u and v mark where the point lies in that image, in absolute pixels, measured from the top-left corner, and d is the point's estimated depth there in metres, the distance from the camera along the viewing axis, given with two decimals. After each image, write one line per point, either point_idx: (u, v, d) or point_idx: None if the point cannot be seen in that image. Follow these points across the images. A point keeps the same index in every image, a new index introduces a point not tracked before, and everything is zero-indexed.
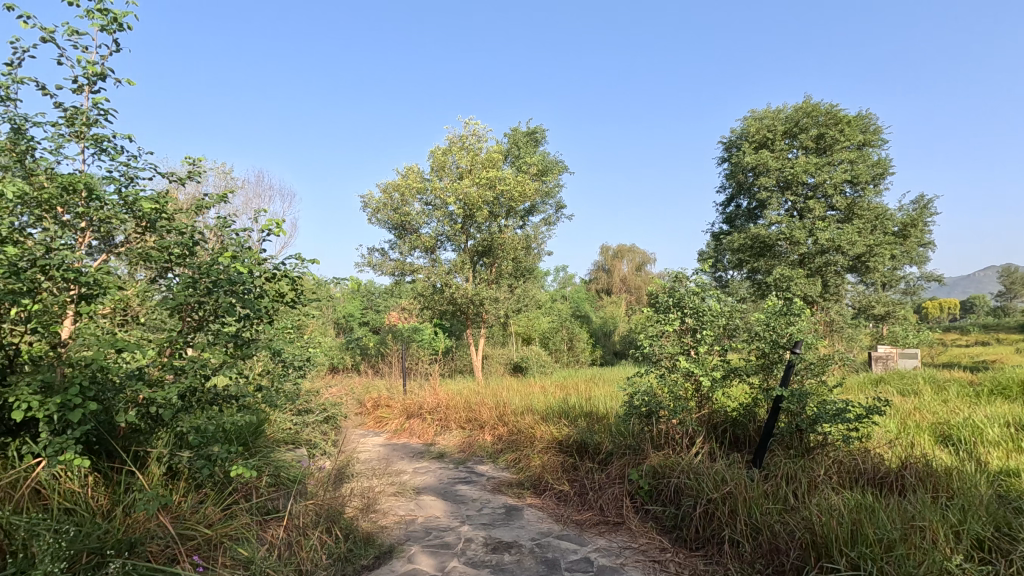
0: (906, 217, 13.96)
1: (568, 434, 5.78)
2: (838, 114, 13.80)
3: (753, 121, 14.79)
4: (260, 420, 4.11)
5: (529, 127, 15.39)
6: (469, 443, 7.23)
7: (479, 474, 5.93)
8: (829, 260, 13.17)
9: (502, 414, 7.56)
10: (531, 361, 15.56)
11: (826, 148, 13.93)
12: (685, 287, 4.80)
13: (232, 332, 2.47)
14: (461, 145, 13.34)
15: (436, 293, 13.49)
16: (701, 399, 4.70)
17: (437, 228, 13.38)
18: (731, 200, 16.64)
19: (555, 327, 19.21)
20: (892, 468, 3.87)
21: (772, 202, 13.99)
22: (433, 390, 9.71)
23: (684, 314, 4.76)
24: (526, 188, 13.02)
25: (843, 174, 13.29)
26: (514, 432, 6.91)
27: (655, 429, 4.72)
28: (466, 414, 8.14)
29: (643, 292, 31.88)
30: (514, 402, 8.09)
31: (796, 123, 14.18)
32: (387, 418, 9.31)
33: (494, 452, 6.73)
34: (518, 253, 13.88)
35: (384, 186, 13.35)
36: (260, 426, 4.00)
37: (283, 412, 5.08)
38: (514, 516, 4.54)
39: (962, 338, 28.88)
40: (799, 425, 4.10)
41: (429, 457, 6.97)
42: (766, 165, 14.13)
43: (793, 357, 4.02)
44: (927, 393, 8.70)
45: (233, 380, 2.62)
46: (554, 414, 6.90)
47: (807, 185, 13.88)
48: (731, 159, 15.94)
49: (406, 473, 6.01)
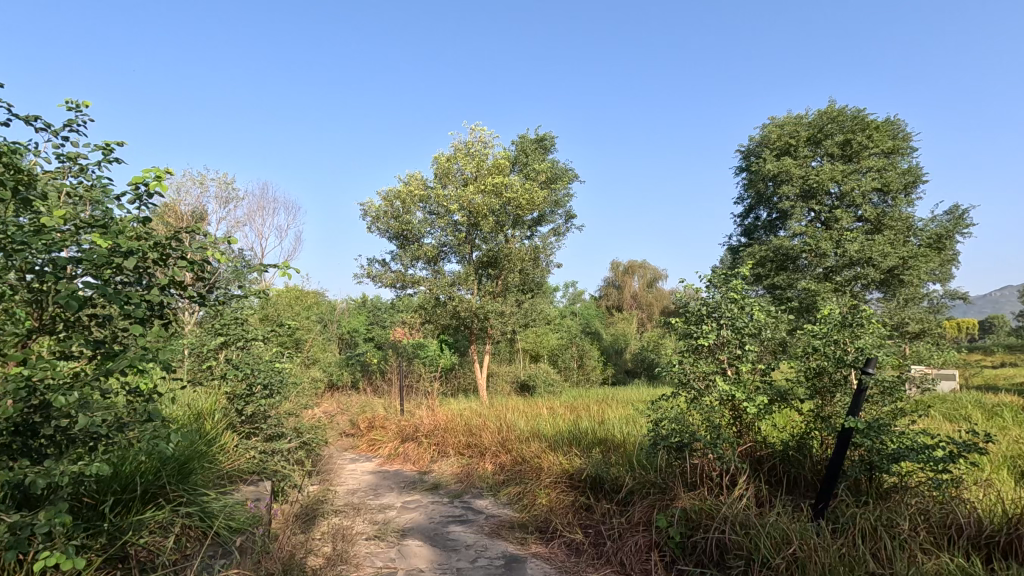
0: (940, 228, 13.06)
1: (581, 467, 4.96)
2: (865, 120, 13.07)
3: (774, 128, 14.06)
4: (199, 449, 3.34)
5: (538, 134, 14.74)
6: (467, 473, 6.41)
7: (477, 512, 5.10)
8: (858, 273, 12.26)
9: (505, 439, 6.74)
10: (539, 380, 14.72)
11: (852, 155, 13.15)
12: (721, 293, 4.03)
13: (94, 344, 1.76)
14: (467, 152, 12.69)
15: (438, 306, 12.75)
16: (742, 429, 3.89)
17: (440, 238, 12.71)
18: (750, 211, 15.83)
19: (564, 344, 18.37)
20: (1006, 522, 2.97)
21: (794, 212, 13.17)
22: (431, 411, 8.91)
23: (720, 326, 3.98)
24: (534, 196, 12.33)
25: (873, 182, 12.49)
26: (518, 461, 6.08)
27: (687, 465, 3.88)
28: (466, 439, 7.31)
29: (654, 308, 31.02)
30: (518, 425, 7.26)
31: (820, 129, 13.43)
32: (380, 441, 8.51)
33: (495, 484, 5.89)
34: (525, 264, 13.16)
35: (386, 194, 12.71)
36: (202, 455, 3.28)
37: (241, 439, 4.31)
38: (515, 570, 3.72)
39: (988, 359, 27.60)
40: (873, 464, 3.26)
41: (421, 488, 6.14)
42: (789, 172, 13.33)
43: (865, 379, 3.18)
44: (982, 420, 7.76)
45: (108, 404, 1.91)
46: (563, 441, 6.07)
47: (832, 195, 13.08)
48: (749, 168, 15.19)
49: (392, 510, 5.19)
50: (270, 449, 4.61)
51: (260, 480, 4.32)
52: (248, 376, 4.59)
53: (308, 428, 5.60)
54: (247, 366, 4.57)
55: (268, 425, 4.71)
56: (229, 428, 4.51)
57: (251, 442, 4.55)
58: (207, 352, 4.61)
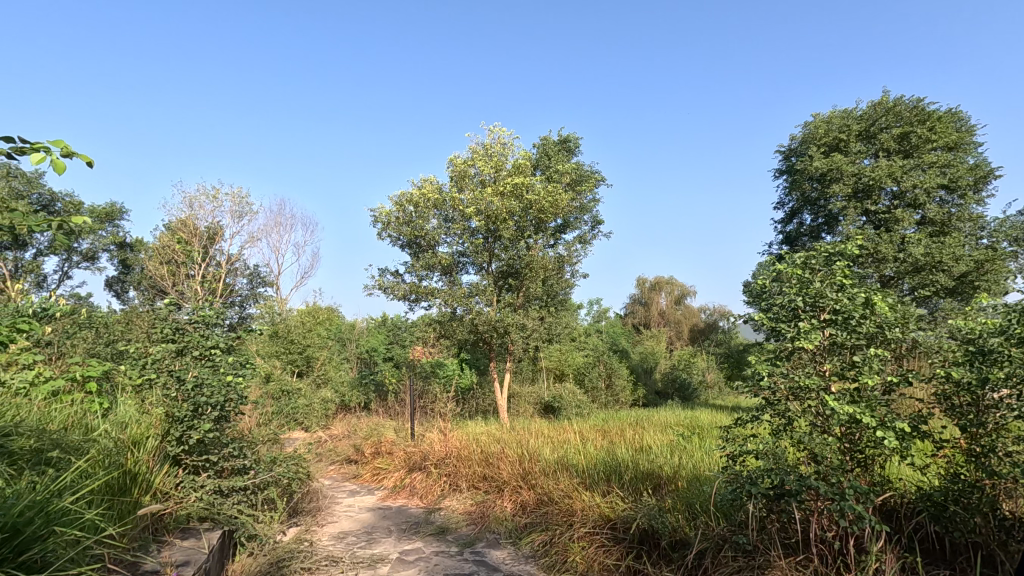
0: (1017, 228, 11.57)
1: (628, 514, 3.82)
2: (925, 110, 11.74)
3: (821, 123, 12.79)
4: (77, 515, 2.22)
5: (561, 135, 13.79)
6: (482, 514, 5.30)
7: (492, 568, 3.99)
8: (927, 279, 10.82)
9: (528, 471, 5.61)
10: (565, 401, 13.49)
11: (911, 150, 11.81)
12: (823, 280, 2.96)
13: None
14: (485, 154, 11.76)
15: (454, 320, 11.75)
16: (867, 471, 2.76)
17: (456, 246, 11.76)
18: (793, 215, 14.53)
19: (591, 362, 17.13)
20: None
21: (847, 213, 11.82)
22: (443, 435, 7.80)
23: (823, 324, 2.91)
24: (558, 199, 11.31)
25: (937, 178, 11.14)
26: (544, 500, 4.96)
27: (791, 523, 2.71)
28: (481, 470, 6.20)
29: (683, 326, 29.71)
30: (544, 453, 6.13)
31: (873, 122, 12.13)
32: (385, 470, 7.45)
33: (515, 529, 4.76)
34: (549, 275, 12.07)
35: (397, 199, 11.82)
36: (75, 525, 2.16)
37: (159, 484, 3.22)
38: None
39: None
40: None
41: (425, 533, 5.01)
42: (840, 170, 12.02)
43: None
44: None
45: None
46: (599, 475, 4.93)
47: (889, 194, 11.74)
48: (792, 168, 13.93)
49: (385, 565, 4.09)
50: (226, 488, 3.59)
51: (208, 532, 3.32)
52: (194, 392, 3.59)
53: (288, 457, 4.56)
54: (194, 377, 3.58)
55: (226, 456, 3.69)
56: (168, 462, 3.49)
57: (200, 479, 3.53)
58: (150, 361, 3.68)
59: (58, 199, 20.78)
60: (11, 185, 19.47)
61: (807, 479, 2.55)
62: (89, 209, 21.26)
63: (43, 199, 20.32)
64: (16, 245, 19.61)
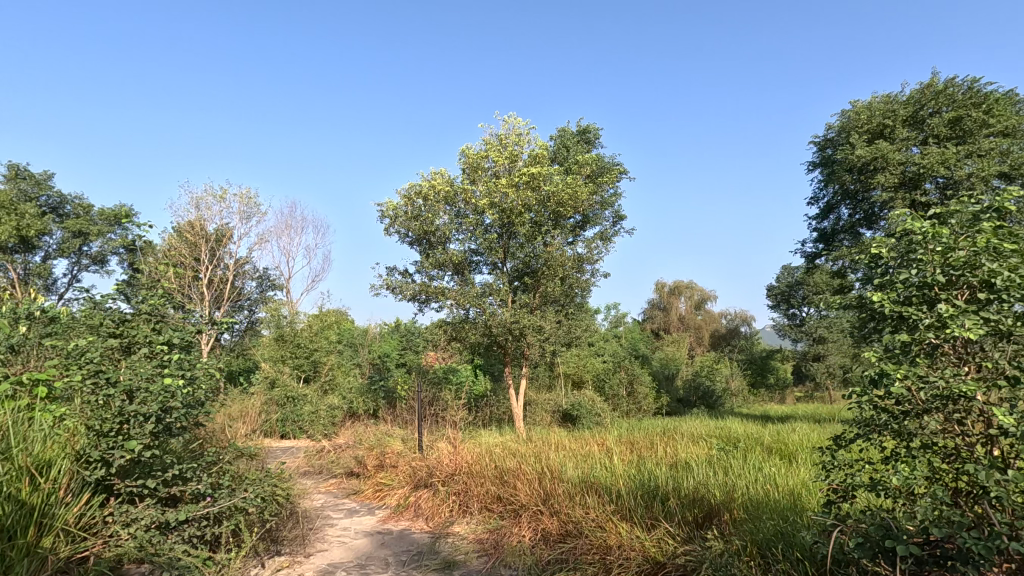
0: None
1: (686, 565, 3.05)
2: (981, 92, 10.71)
3: (862, 109, 11.81)
4: None
5: (580, 126, 13.04)
6: (497, 545, 4.48)
7: None
8: None
9: (550, 492, 4.80)
10: (585, 409, 12.58)
11: (964, 135, 10.77)
12: (971, 248, 2.12)
13: None
14: (499, 145, 10.99)
15: (467, 321, 10.98)
16: None
17: (468, 243, 10.98)
18: (830, 211, 13.56)
19: (610, 368, 16.25)
20: None
21: (895, 204, 10.80)
22: (452, 447, 6.98)
23: (973, 306, 2.08)
24: (579, 191, 10.52)
25: (997, 163, 10.10)
26: (570, 531, 4.13)
27: None
28: (496, 490, 5.39)
29: (704, 331, 28.73)
30: (567, 470, 5.30)
31: (921, 106, 11.14)
32: (388, 486, 6.66)
33: (536, 567, 3.94)
34: (568, 274, 11.23)
35: (406, 192, 11.11)
36: None
37: (58, 524, 2.50)
38: None
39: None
40: None
41: (428, 568, 4.17)
42: (885, 158, 11.02)
43: None
44: None
45: None
46: (637, 502, 4.10)
47: (940, 183, 10.73)
48: (829, 159, 12.99)
49: None
50: (167, 522, 2.82)
51: None
52: (126, 398, 2.81)
53: (267, 474, 3.81)
54: (125, 378, 2.80)
55: (163, 482, 2.91)
56: (88, 489, 2.71)
57: (131, 511, 2.75)
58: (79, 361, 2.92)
59: (66, 201, 20.49)
60: (19, 187, 19.22)
61: (994, 536, 1.69)
62: (99, 211, 20.94)
63: (51, 201, 20.04)
64: (24, 248, 19.27)
